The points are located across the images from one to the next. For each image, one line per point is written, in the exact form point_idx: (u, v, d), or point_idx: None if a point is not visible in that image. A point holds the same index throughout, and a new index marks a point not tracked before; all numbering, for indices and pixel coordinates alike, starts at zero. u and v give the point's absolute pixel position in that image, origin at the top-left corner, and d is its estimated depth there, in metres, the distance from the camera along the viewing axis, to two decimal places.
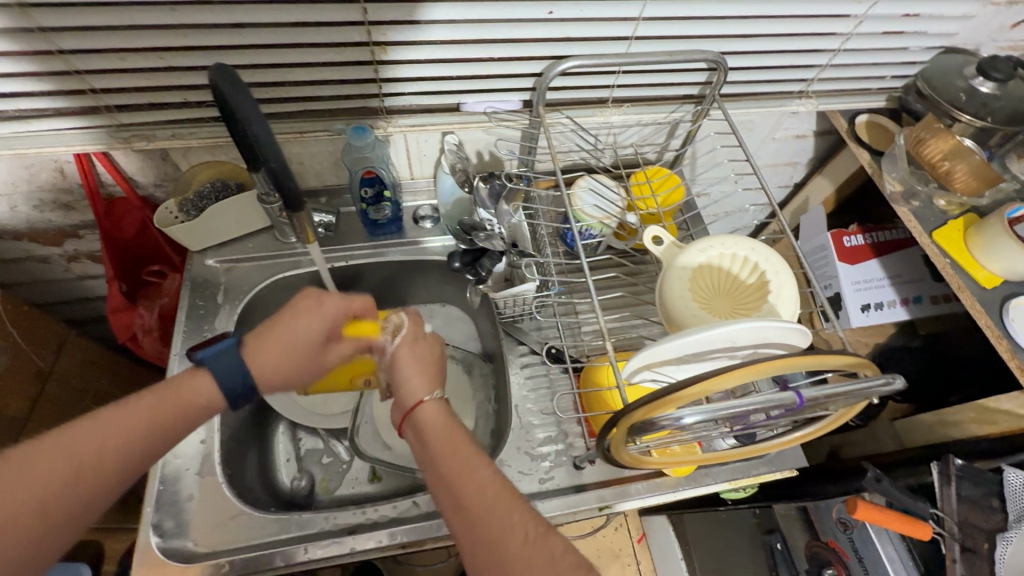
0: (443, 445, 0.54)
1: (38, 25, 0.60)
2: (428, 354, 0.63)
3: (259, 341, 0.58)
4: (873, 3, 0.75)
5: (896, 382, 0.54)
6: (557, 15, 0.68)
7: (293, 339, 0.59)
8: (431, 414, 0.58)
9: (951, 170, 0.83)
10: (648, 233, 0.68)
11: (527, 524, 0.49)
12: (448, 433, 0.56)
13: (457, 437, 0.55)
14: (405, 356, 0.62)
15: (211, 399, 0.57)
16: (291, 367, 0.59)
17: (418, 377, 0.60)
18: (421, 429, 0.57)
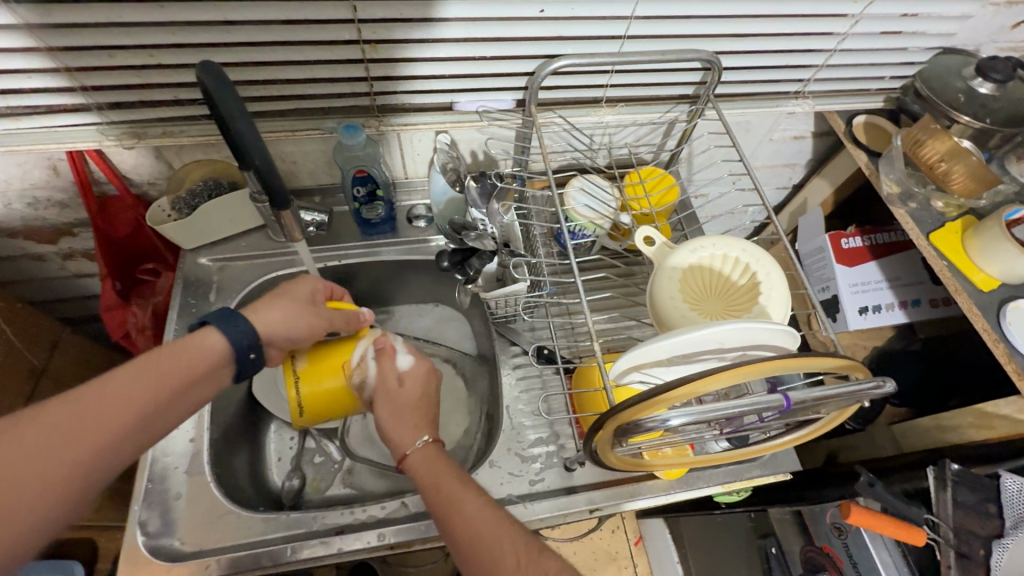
0: (433, 487, 0.58)
1: (28, 22, 0.60)
2: (414, 398, 0.67)
3: (258, 308, 0.63)
4: (868, 3, 0.75)
5: (887, 385, 0.53)
6: (549, 14, 0.68)
7: (288, 314, 0.64)
8: (419, 460, 0.61)
9: (948, 171, 0.82)
10: (640, 234, 0.67)
11: (517, 544, 0.51)
12: (436, 472, 0.59)
13: (446, 472, 0.59)
14: (389, 406, 0.67)
15: (218, 360, 0.57)
16: (289, 335, 0.64)
17: (404, 425, 0.65)
18: (412, 476, 0.61)
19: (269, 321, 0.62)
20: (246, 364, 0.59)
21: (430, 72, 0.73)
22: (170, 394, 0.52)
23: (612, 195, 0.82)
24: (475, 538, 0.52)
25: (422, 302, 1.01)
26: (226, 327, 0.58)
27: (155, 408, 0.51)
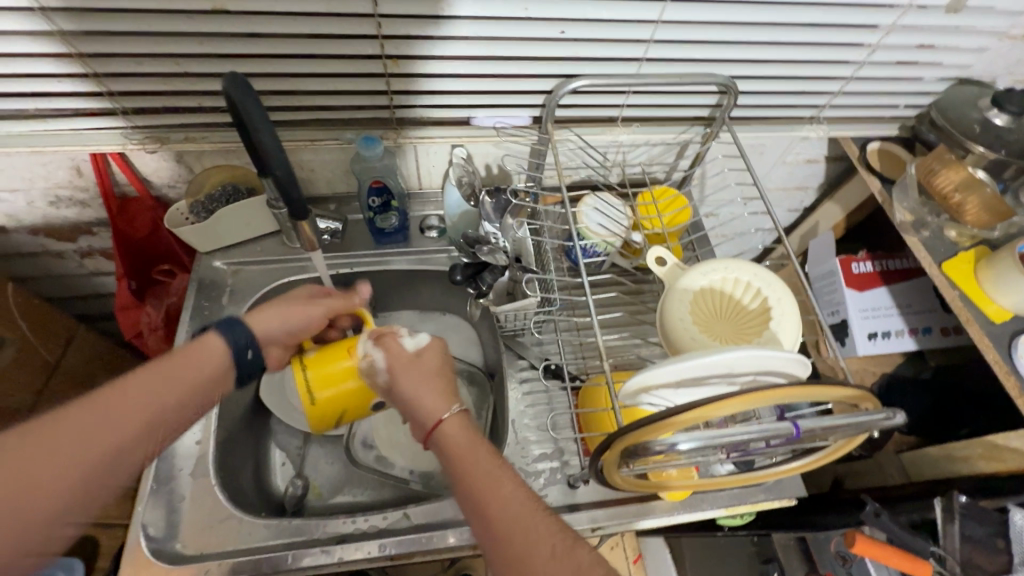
0: (468, 465, 0.51)
1: (61, 29, 0.62)
2: (433, 368, 0.61)
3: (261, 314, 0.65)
4: (885, 32, 0.75)
5: (896, 417, 0.53)
6: (569, 35, 0.69)
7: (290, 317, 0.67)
8: (450, 435, 0.54)
9: (962, 202, 0.83)
10: (651, 254, 0.68)
11: (552, 538, 0.47)
12: (469, 450, 0.53)
13: (479, 445, 0.53)
14: (408, 376, 0.60)
15: (221, 360, 0.59)
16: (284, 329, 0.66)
17: (428, 396, 0.57)
18: (445, 449, 0.54)
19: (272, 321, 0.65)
20: (244, 363, 0.61)
21: (449, 87, 0.75)
22: (180, 396, 0.54)
23: (623, 213, 0.82)
24: (507, 526, 0.47)
25: (430, 312, 1.01)
26: (227, 329, 0.60)
27: (166, 414, 0.53)
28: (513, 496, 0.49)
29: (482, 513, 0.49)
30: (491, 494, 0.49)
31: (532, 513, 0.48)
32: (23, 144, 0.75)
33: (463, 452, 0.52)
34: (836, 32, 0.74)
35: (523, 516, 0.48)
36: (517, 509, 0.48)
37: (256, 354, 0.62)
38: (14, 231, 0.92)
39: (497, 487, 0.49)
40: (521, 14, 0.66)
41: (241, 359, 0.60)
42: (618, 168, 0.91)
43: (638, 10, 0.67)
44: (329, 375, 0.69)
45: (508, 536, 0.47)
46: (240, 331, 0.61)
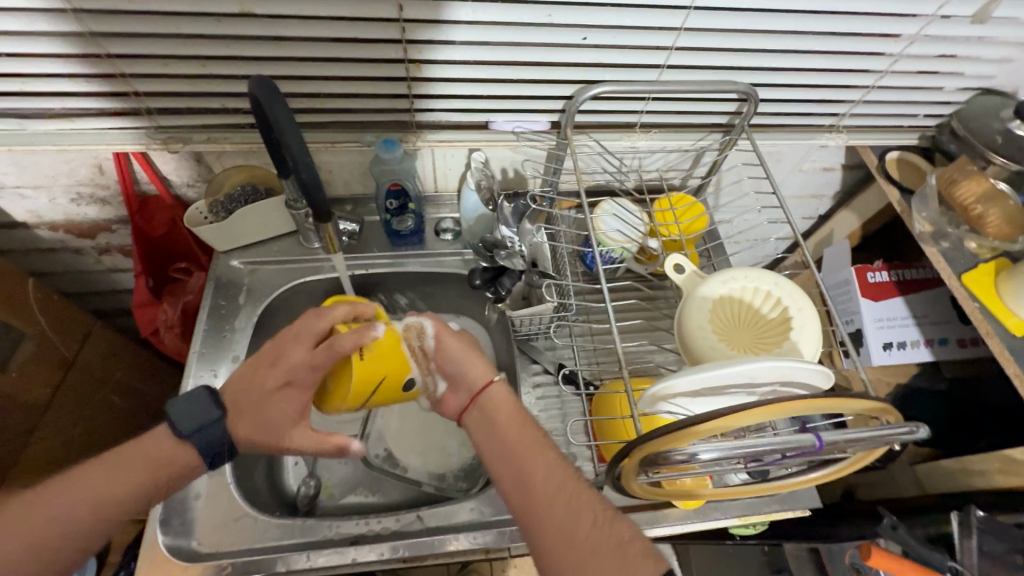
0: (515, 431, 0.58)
1: (90, 30, 0.63)
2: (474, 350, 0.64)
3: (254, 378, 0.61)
4: (909, 42, 0.75)
5: (919, 431, 0.52)
6: (591, 42, 0.69)
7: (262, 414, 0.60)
8: (496, 405, 0.60)
9: (983, 214, 0.82)
10: (670, 261, 0.68)
11: (594, 508, 0.52)
12: (514, 420, 0.59)
13: (524, 421, 0.59)
14: (453, 346, 0.62)
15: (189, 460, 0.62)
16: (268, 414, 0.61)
17: (473, 369, 0.62)
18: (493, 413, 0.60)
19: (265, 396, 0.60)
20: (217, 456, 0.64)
21: (469, 92, 0.75)
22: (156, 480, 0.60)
23: (641, 219, 0.82)
24: (556, 496, 0.53)
25: (443, 314, 1.01)
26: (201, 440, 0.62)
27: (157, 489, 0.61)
28: (554, 468, 0.55)
29: (526, 478, 0.55)
30: (538, 463, 0.55)
31: (576, 485, 0.54)
32: (49, 142, 0.76)
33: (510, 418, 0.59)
34: (859, 41, 0.74)
35: (563, 489, 0.54)
36: (560, 483, 0.54)
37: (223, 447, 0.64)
38: (37, 227, 0.93)
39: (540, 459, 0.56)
40: (544, 21, 0.66)
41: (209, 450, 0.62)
42: (635, 173, 0.90)
43: (662, 17, 0.67)
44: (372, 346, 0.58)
45: (551, 509, 0.52)
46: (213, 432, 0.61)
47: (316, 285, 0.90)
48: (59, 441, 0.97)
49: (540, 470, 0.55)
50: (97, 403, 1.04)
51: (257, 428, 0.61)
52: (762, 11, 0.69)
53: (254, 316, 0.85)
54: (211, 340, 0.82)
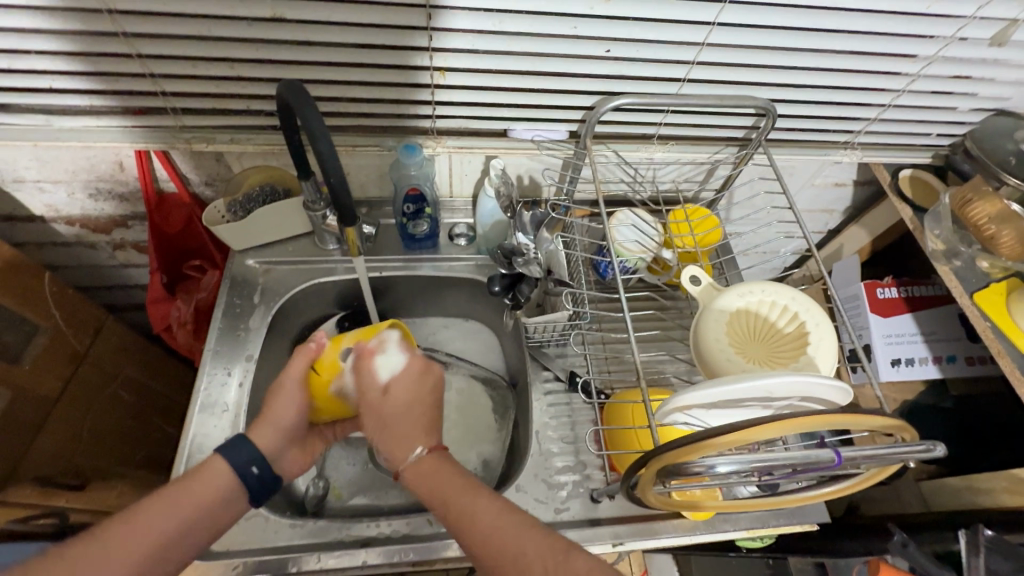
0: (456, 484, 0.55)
1: (123, 30, 0.64)
2: (426, 399, 0.63)
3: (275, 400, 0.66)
4: (927, 62, 0.76)
5: (937, 449, 0.53)
6: (614, 54, 0.71)
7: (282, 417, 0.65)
8: (428, 465, 0.57)
9: (996, 234, 0.82)
10: (687, 273, 0.68)
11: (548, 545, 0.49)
12: (453, 472, 0.57)
13: (442, 480, 0.56)
14: (375, 405, 0.63)
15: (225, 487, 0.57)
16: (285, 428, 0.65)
17: (394, 434, 0.61)
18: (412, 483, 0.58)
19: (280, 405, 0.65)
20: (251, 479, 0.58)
21: (492, 100, 0.76)
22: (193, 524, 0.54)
23: (657, 230, 0.82)
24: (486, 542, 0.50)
25: (453, 318, 1.02)
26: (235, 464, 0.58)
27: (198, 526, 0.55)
28: (493, 510, 0.52)
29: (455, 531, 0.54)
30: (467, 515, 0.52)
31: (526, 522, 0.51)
32: (73, 139, 0.76)
33: (448, 474, 0.57)
34: (878, 61, 0.75)
35: (520, 529, 0.50)
36: (507, 529, 0.50)
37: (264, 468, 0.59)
38: (54, 221, 0.93)
39: (490, 500, 0.53)
40: (569, 33, 0.67)
41: (246, 477, 0.58)
42: (650, 184, 0.92)
43: (685, 32, 0.68)
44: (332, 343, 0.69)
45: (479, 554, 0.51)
46: (242, 448, 0.59)
47: (330, 286, 0.91)
48: (66, 435, 0.97)
49: (483, 511, 0.52)
50: (104, 398, 1.04)
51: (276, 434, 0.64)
52: (784, 29, 0.70)
53: (268, 315, 0.86)
54: (225, 338, 0.83)
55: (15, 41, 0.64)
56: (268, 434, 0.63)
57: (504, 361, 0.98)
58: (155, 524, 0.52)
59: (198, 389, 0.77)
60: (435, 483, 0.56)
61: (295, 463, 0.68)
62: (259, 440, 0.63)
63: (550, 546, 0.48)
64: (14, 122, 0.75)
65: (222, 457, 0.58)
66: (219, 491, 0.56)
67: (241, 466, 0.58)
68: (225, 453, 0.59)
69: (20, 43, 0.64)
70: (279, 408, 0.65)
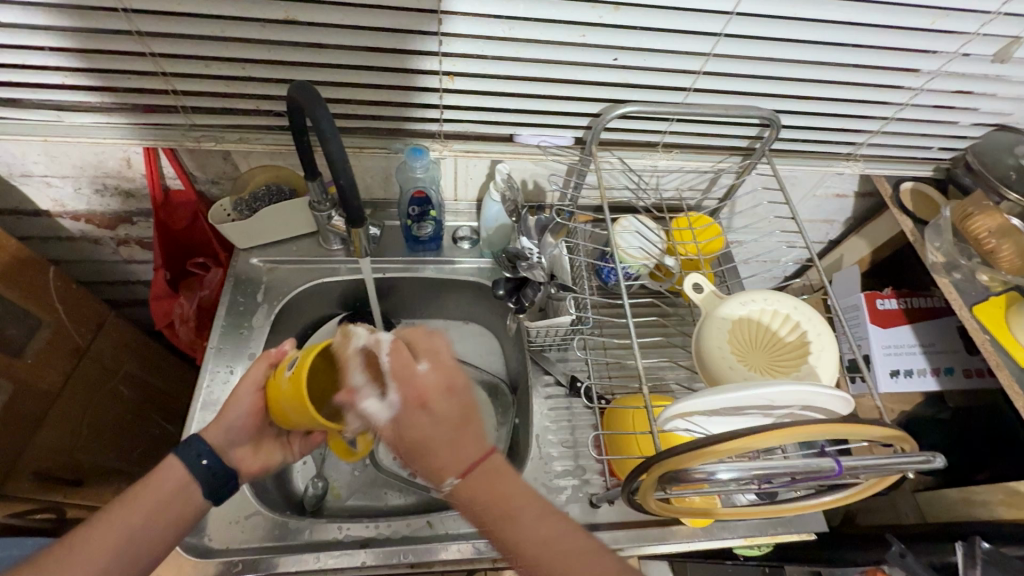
0: (500, 505, 0.51)
1: (137, 29, 0.64)
2: (452, 413, 0.53)
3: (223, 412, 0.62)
4: (931, 76, 0.77)
5: (936, 460, 0.53)
6: (621, 62, 0.71)
7: (231, 414, 0.62)
8: (469, 490, 0.51)
9: (996, 248, 0.83)
10: (689, 281, 0.69)
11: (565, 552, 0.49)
12: (498, 492, 0.51)
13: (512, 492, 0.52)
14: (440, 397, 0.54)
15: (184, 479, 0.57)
16: (237, 435, 0.62)
17: (467, 435, 0.53)
18: (477, 482, 0.51)
19: (234, 415, 0.62)
20: (205, 472, 0.58)
21: (499, 105, 0.77)
22: (161, 513, 0.55)
23: (659, 236, 0.83)
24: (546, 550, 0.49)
25: (455, 321, 1.02)
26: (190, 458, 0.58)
27: (165, 516, 0.55)
28: (543, 520, 0.50)
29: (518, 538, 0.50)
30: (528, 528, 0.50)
31: (558, 524, 0.50)
32: (82, 135, 0.77)
33: (493, 498, 0.51)
34: (882, 74, 0.76)
35: (567, 554, 0.48)
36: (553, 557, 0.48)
37: (213, 460, 0.59)
38: (59, 215, 0.93)
39: (534, 524, 0.50)
40: (579, 40, 0.68)
41: (197, 469, 0.58)
42: (654, 191, 0.93)
43: (693, 43, 0.69)
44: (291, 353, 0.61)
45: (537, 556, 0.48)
46: (192, 442, 0.59)
47: (333, 287, 0.91)
48: (66, 430, 0.97)
49: (526, 537, 0.49)
50: (104, 394, 1.04)
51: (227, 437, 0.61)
52: (791, 41, 0.70)
53: (272, 314, 0.86)
54: (228, 336, 0.83)
55: (28, 37, 0.64)
56: (217, 430, 0.61)
57: (504, 364, 0.98)
58: (127, 517, 0.53)
59: (200, 386, 0.78)
60: (480, 507, 0.51)
61: (246, 464, 0.64)
62: (208, 436, 0.61)
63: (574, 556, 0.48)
64: (24, 117, 0.76)
65: (173, 455, 0.58)
66: (179, 481, 0.57)
67: (191, 459, 0.58)
68: (177, 449, 0.59)
69: (33, 39, 0.64)
70: (228, 404, 0.62)
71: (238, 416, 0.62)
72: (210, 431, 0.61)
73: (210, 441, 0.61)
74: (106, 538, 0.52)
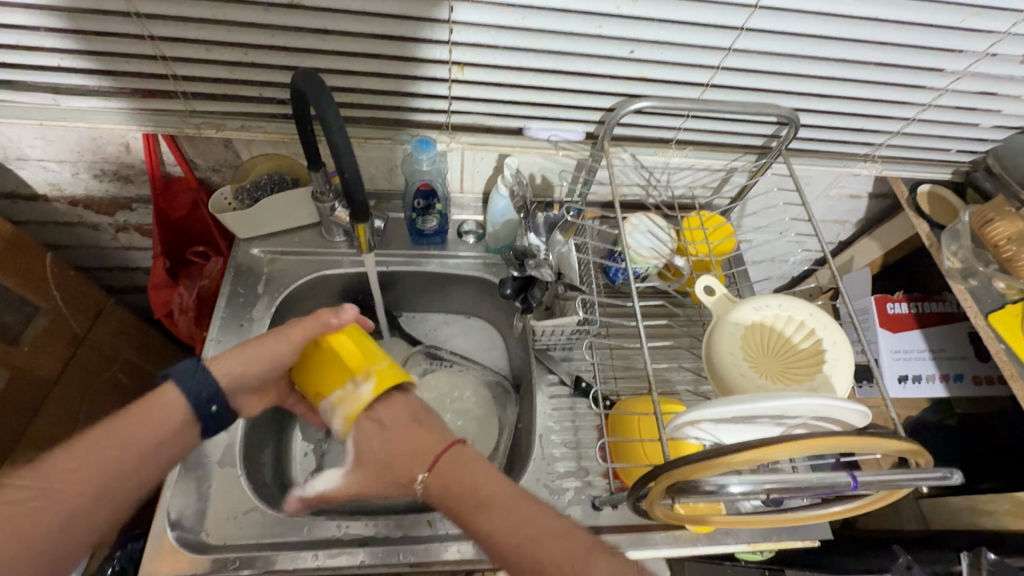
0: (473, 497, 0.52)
1: (137, 11, 0.62)
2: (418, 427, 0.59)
3: (247, 351, 0.63)
4: (956, 77, 0.74)
5: (954, 477, 0.51)
6: (637, 55, 0.69)
7: (255, 362, 0.63)
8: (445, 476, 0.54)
9: (1015, 256, 0.79)
10: (702, 284, 0.68)
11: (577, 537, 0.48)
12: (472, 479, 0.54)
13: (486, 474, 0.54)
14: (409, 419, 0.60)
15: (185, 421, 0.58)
16: (247, 382, 0.64)
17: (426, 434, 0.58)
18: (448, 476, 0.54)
19: (258, 358, 0.63)
20: (207, 416, 0.60)
21: (509, 97, 0.75)
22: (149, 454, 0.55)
23: (670, 236, 0.80)
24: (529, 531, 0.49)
25: (456, 315, 1.01)
26: (189, 386, 0.59)
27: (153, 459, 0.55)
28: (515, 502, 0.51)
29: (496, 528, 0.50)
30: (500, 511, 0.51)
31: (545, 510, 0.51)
32: (80, 119, 0.75)
33: (469, 484, 0.53)
34: (904, 73, 0.73)
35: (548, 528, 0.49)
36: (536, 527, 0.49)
37: (222, 406, 0.61)
38: (56, 200, 0.92)
39: (508, 507, 0.51)
40: (594, 32, 0.66)
41: (204, 411, 0.59)
42: (664, 189, 0.90)
43: (712, 37, 0.67)
44: (372, 351, 0.63)
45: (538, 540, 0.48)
46: (204, 383, 0.59)
47: (336, 279, 0.90)
48: (62, 419, 0.96)
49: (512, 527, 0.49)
50: (102, 381, 1.03)
51: (241, 370, 0.62)
52: (813, 37, 0.68)
53: (272, 306, 0.84)
54: (227, 327, 0.81)
55: (24, 17, 0.62)
56: (231, 368, 0.62)
57: (508, 360, 0.97)
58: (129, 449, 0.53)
59: None
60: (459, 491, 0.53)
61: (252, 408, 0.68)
62: (224, 370, 0.61)
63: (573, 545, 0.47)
64: (19, 99, 0.74)
65: (179, 387, 0.58)
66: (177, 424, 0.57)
67: (200, 402, 0.59)
68: (187, 383, 0.59)
69: (29, 18, 0.62)
70: (260, 348, 0.63)
71: (266, 364, 0.64)
72: (222, 367, 0.61)
73: (220, 379, 0.61)
74: (104, 469, 0.51)
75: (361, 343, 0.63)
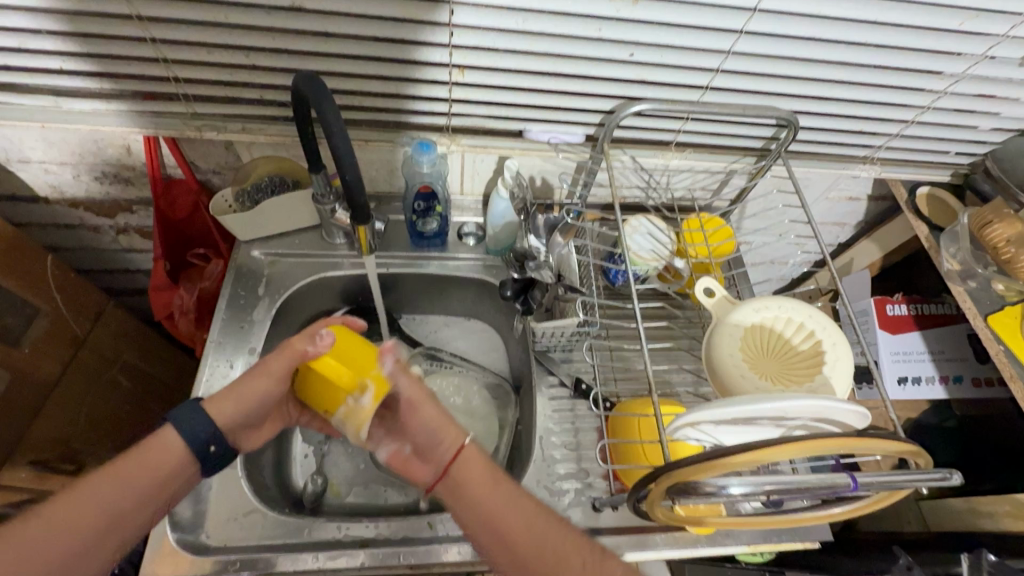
0: (482, 498, 0.54)
1: (139, 14, 0.62)
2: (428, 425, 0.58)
3: (236, 390, 0.59)
4: (954, 80, 0.74)
5: (953, 478, 0.51)
6: (637, 58, 0.69)
7: (248, 401, 0.59)
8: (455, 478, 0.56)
9: (1015, 257, 0.79)
10: (702, 287, 0.68)
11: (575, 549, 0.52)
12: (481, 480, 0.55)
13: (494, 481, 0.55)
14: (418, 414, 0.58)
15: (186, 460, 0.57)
16: (246, 419, 0.61)
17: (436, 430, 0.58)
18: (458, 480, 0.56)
19: (250, 396, 0.59)
20: (208, 456, 0.57)
21: (511, 100, 0.75)
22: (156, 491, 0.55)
23: (670, 238, 0.81)
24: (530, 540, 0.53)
25: (456, 317, 1.01)
26: (187, 428, 0.56)
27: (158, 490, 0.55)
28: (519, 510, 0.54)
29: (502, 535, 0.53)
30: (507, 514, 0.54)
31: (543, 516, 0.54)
32: (82, 121, 0.75)
33: (477, 486, 0.55)
34: (903, 76, 0.74)
35: (552, 539, 0.53)
36: (521, 526, 0.53)
37: (221, 446, 0.58)
38: (57, 202, 0.92)
39: (513, 512, 0.54)
40: (594, 35, 0.66)
41: (205, 453, 0.57)
42: (664, 191, 0.90)
43: (712, 40, 0.67)
44: (360, 358, 0.57)
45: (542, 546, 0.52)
46: (201, 422, 0.57)
47: (336, 281, 0.90)
48: (62, 421, 0.96)
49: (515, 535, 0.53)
50: (102, 383, 1.03)
51: (236, 411, 0.59)
52: (811, 40, 0.68)
53: (273, 308, 0.84)
54: (228, 330, 0.81)
55: (26, 20, 0.62)
56: (226, 407, 0.58)
57: (508, 362, 0.97)
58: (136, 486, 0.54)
59: (200, 381, 0.76)
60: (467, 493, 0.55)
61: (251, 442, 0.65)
62: (219, 412, 0.58)
63: (573, 546, 0.52)
64: (20, 101, 0.74)
65: (177, 429, 0.56)
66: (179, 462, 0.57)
67: (198, 442, 0.56)
68: (184, 424, 0.56)
69: (31, 21, 0.63)
70: (250, 386, 0.59)
71: (257, 400, 0.60)
72: (218, 407, 0.58)
73: (219, 423, 0.58)
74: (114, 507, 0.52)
75: (344, 355, 0.56)
